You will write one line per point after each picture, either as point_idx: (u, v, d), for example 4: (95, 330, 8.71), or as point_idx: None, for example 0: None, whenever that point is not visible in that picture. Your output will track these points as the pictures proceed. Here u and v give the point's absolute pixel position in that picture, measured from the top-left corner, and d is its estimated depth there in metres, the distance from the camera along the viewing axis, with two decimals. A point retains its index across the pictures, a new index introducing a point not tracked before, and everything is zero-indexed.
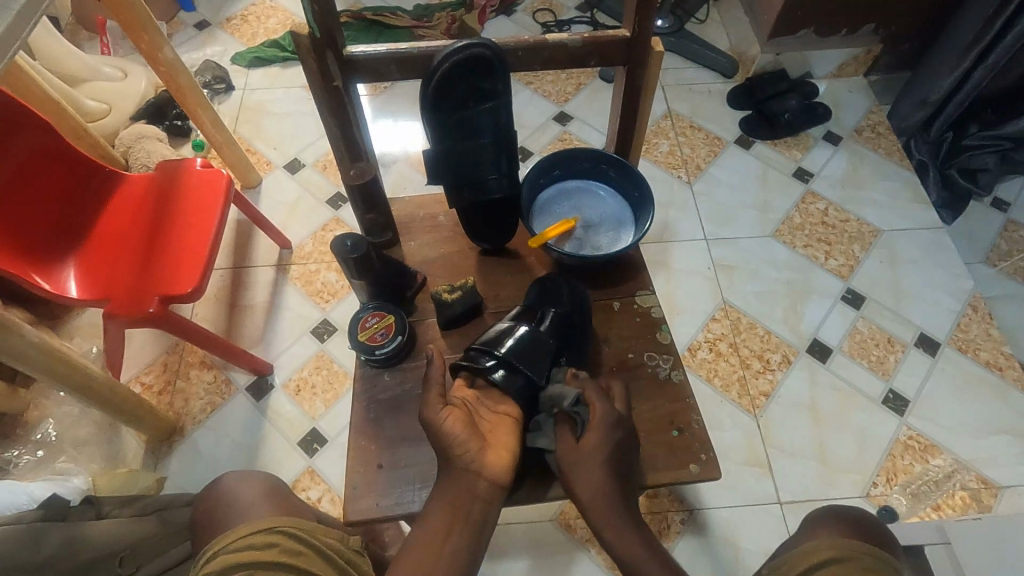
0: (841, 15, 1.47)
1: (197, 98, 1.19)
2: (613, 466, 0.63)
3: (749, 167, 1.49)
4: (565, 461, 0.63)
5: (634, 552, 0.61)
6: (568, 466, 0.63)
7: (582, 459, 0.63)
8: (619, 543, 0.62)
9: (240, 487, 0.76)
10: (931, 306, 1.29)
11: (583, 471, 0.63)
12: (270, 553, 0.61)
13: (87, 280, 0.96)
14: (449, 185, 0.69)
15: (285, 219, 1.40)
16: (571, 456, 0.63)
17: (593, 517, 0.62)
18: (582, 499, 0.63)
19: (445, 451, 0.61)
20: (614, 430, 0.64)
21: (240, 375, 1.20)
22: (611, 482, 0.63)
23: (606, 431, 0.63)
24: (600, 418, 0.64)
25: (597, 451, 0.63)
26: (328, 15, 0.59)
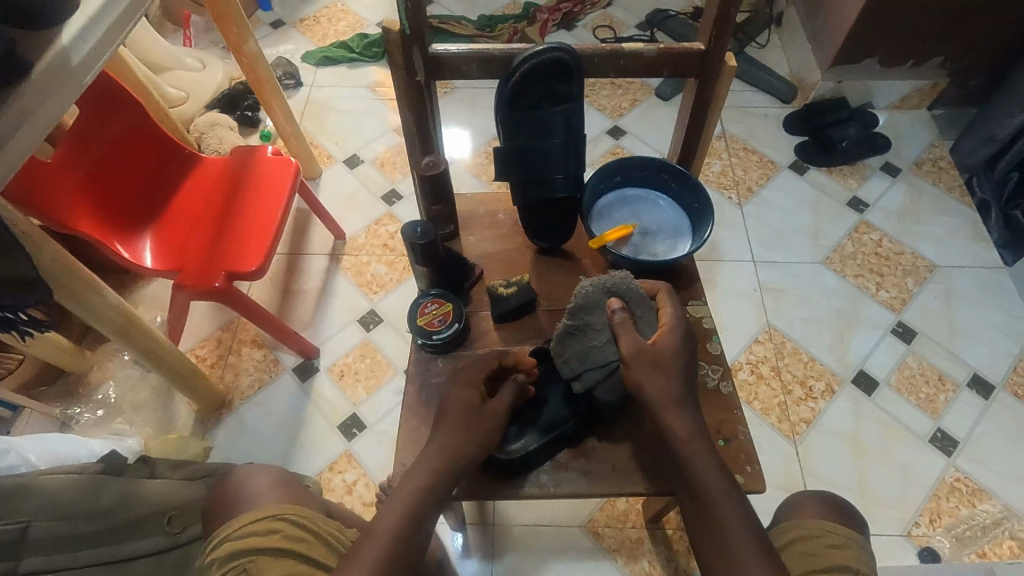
0: (909, 46, 1.45)
1: (272, 89, 1.24)
2: (684, 372, 0.64)
3: (802, 192, 1.48)
4: (638, 356, 0.64)
5: (703, 457, 0.61)
6: (641, 365, 0.64)
7: (657, 361, 0.64)
8: (689, 444, 0.61)
9: (252, 476, 0.73)
10: (986, 346, 1.25)
11: (655, 372, 0.63)
12: (274, 539, 0.62)
13: (160, 252, 1.02)
14: (516, 182, 0.71)
15: (342, 210, 1.45)
16: (642, 353, 0.64)
17: (667, 414, 0.62)
18: (652, 401, 0.63)
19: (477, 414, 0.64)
20: (684, 335, 0.66)
21: (289, 355, 1.25)
22: (681, 391, 0.63)
23: (677, 332, 0.66)
24: (671, 321, 0.67)
25: (670, 357, 0.64)
26: (419, 12, 0.62)
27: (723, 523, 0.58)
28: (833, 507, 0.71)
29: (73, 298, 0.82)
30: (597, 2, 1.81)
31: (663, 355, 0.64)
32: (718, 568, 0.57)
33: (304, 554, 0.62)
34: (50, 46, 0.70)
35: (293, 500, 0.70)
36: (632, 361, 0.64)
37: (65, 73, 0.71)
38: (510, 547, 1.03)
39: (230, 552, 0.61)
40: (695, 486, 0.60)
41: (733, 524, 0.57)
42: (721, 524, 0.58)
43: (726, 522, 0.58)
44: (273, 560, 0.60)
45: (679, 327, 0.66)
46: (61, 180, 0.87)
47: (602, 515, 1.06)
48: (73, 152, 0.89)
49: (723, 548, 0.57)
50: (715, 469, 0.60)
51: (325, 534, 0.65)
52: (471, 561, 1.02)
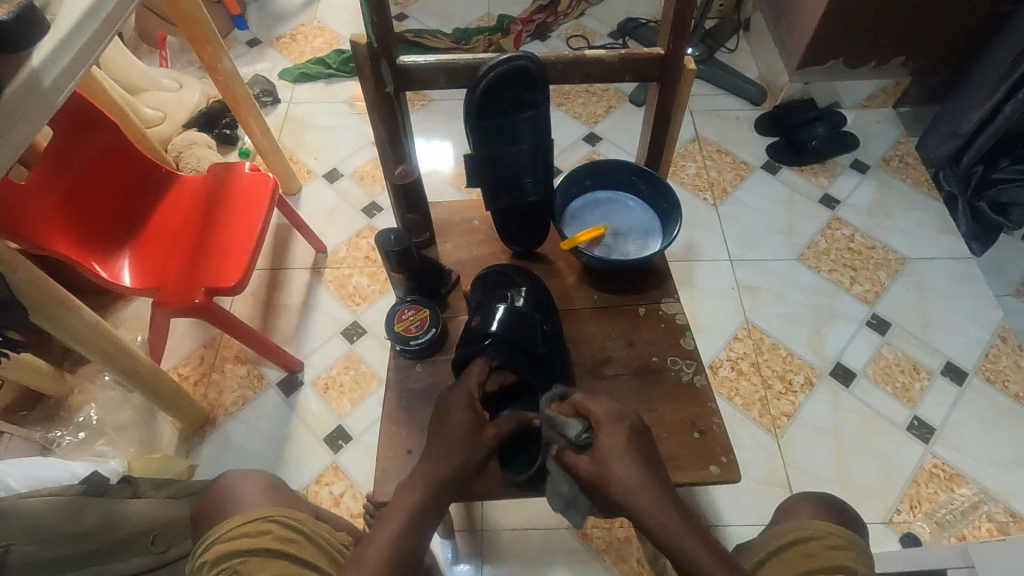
0: (870, 47, 1.50)
1: (249, 106, 1.25)
2: (634, 457, 0.60)
3: (775, 192, 1.51)
4: (587, 473, 0.60)
5: (683, 534, 0.56)
6: (590, 475, 0.60)
7: (601, 462, 0.60)
8: (663, 529, 0.57)
9: (239, 484, 0.73)
10: (957, 335, 1.28)
11: (602, 464, 0.59)
12: (264, 540, 0.62)
13: (139, 270, 1.02)
14: (488, 189, 0.73)
15: (322, 224, 1.46)
16: (592, 470, 0.60)
17: (633, 508, 0.58)
18: (612, 492, 0.59)
19: (443, 432, 0.63)
20: (618, 425, 0.61)
21: (272, 370, 1.24)
22: (638, 474, 0.59)
23: (614, 428, 0.61)
24: (602, 416, 0.62)
25: (609, 450, 0.60)
26: (385, 26, 0.64)
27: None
28: (829, 510, 0.73)
29: (50, 318, 0.82)
30: (569, 13, 1.85)
31: (611, 452, 0.60)
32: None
33: (294, 555, 0.62)
34: (20, 70, 0.70)
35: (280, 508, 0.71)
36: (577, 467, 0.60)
37: (36, 95, 0.71)
38: (498, 551, 1.04)
39: (224, 551, 0.62)
40: (683, 565, 0.56)
41: None
42: None
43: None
44: (263, 561, 0.61)
45: (611, 421, 0.62)
46: (36, 201, 0.87)
47: (590, 515, 1.06)
48: (48, 173, 0.89)
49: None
50: (697, 544, 0.56)
51: (314, 534, 0.66)
52: (460, 567, 1.02)
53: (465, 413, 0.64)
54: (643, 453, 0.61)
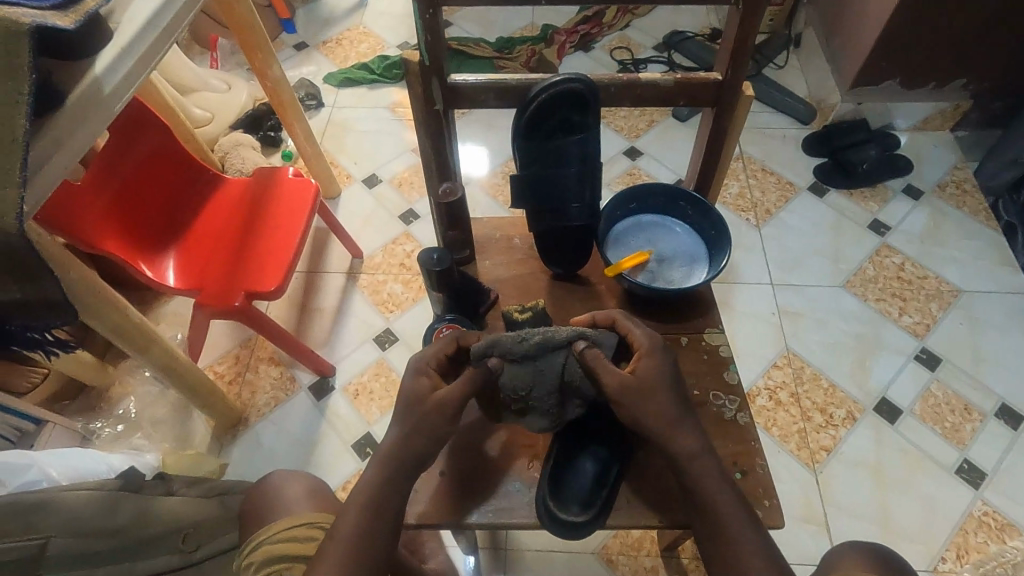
0: (929, 69, 1.45)
1: (294, 112, 1.25)
2: (675, 393, 0.63)
3: (822, 214, 1.46)
4: (625, 393, 0.61)
5: (710, 473, 0.60)
6: (631, 400, 0.61)
7: (644, 391, 0.62)
8: (695, 463, 0.61)
9: (288, 483, 0.73)
10: (1013, 375, 1.21)
11: (650, 396, 0.61)
12: (312, 547, 0.63)
13: (183, 270, 1.04)
14: (532, 210, 0.72)
15: (359, 229, 1.47)
16: (633, 390, 0.61)
17: (672, 439, 0.61)
18: (653, 429, 0.61)
19: (424, 430, 0.61)
20: (664, 353, 0.65)
21: (304, 374, 1.26)
22: (677, 410, 0.62)
23: (654, 356, 0.64)
24: (645, 343, 0.65)
25: (659, 382, 0.62)
26: (438, 45, 0.63)
27: (732, 545, 0.58)
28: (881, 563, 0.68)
29: (98, 318, 0.83)
30: (614, 24, 1.84)
31: (651, 380, 0.62)
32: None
33: None
34: (83, 77, 0.72)
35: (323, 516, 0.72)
36: (622, 400, 0.61)
37: (98, 104, 0.73)
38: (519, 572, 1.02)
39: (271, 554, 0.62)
40: (700, 503, 0.60)
41: (746, 546, 0.57)
42: (731, 550, 0.57)
43: (734, 537, 0.58)
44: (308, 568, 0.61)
45: (657, 348, 0.65)
46: (90, 202, 0.90)
47: (616, 542, 1.04)
48: (103, 174, 0.92)
49: (732, 561, 0.57)
50: (724, 490, 0.60)
51: None
52: None
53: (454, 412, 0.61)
54: (680, 395, 0.63)
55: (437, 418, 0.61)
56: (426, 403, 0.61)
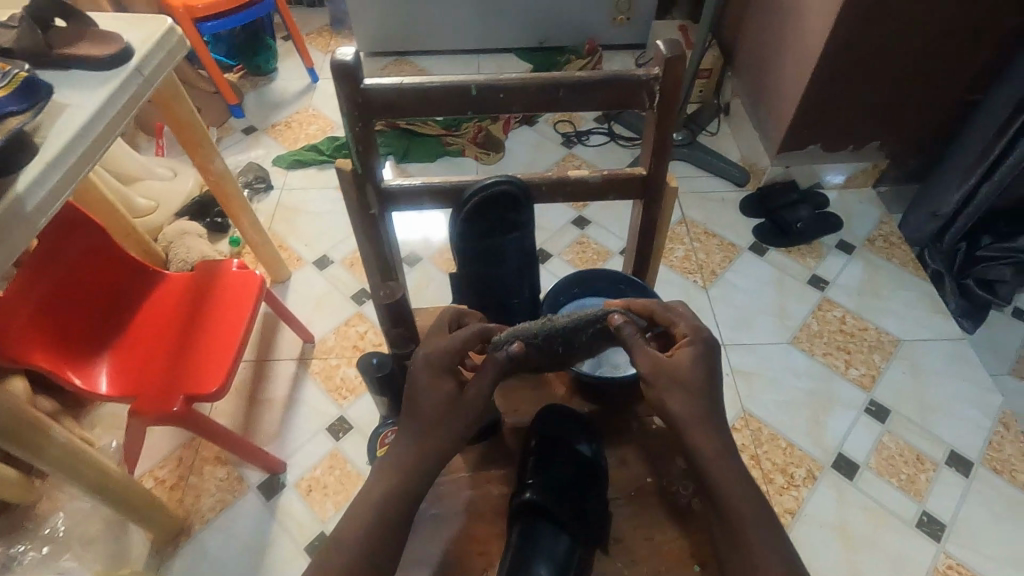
0: (847, 134, 1.56)
1: (239, 202, 1.24)
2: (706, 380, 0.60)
3: (764, 273, 1.52)
4: (654, 375, 0.59)
5: (729, 472, 0.57)
6: (658, 381, 0.59)
7: (675, 377, 0.59)
8: (718, 463, 0.57)
9: None
10: (959, 421, 1.25)
11: (678, 386, 0.59)
12: None
13: (117, 375, 0.98)
14: (476, 305, 0.74)
15: (311, 313, 1.44)
16: (661, 370, 0.59)
17: (692, 433, 0.58)
18: (681, 418, 0.58)
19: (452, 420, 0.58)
20: (708, 346, 0.61)
21: (253, 472, 1.19)
22: (710, 403, 0.59)
23: (696, 350, 0.60)
24: (692, 333, 0.61)
25: (692, 376, 0.59)
26: (370, 154, 0.64)
27: (746, 548, 0.54)
28: None
29: (18, 440, 0.78)
30: None
31: (684, 366, 0.59)
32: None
33: None
34: (5, 196, 0.71)
35: None
36: (650, 380, 0.59)
37: (19, 222, 0.71)
38: None
39: None
40: (718, 502, 0.56)
41: (764, 552, 0.54)
42: (750, 551, 0.54)
43: (748, 540, 0.54)
44: None
45: (703, 338, 0.61)
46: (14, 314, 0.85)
47: None
48: (29, 283, 0.88)
49: (749, 563, 0.54)
50: (744, 492, 0.56)
51: None
52: None
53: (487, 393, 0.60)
54: (711, 385, 0.60)
55: (464, 412, 0.58)
56: (455, 395, 0.58)
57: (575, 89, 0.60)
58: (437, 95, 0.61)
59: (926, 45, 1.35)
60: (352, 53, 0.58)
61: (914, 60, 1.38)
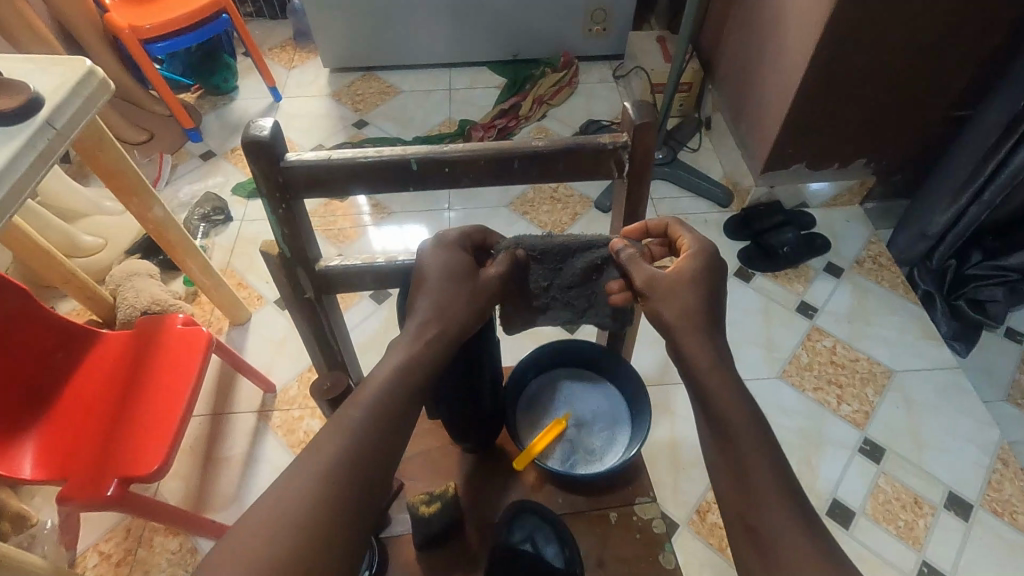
0: (832, 152, 1.50)
1: (186, 247, 1.15)
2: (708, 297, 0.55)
3: (751, 301, 1.45)
4: (650, 287, 0.55)
5: (726, 389, 0.51)
6: (654, 293, 0.55)
7: (674, 287, 0.55)
8: (710, 373, 0.52)
9: None
10: (956, 459, 1.20)
11: (677, 295, 0.54)
12: None
13: (44, 458, 0.88)
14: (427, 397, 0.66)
15: (272, 359, 1.35)
16: (660, 284, 0.55)
17: (684, 343, 0.53)
18: (671, 323, 0.54)
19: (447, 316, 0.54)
20: (711, 258, 0.56)
21: (208, 542, 1.10)
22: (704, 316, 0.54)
23: (698, 256, 0.56)
24: (693, 244, 0.57)
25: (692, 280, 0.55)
26: (299, 236, 0.56)
27: (748, 471, 0.48)
28: None
29: None
30: (531, 116, 1.86)
31: (685, 275, 0.55)
32: (749, 530, 0.46)
33: None
34: None
35: None
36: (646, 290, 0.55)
37: None
38: None
39: None
40: (712, 413, 0.51)
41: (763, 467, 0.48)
42: (748, 462, 0.48)
43: (753, 468, 0.47)
44: None
45: (708, 253, 0.56)
46: None
47: None
48: None
49: (744, 471, 0.48)
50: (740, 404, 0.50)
51: None
52: None
53: (483, 298, 0.56)
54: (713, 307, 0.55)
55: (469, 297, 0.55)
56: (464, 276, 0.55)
57: (530, 161, 0.53)
58: (371, 171, 0.52)
59: (913, 62, 1.29)
60: (269, 125, 0.49)
61: (901, 76, 1.32)
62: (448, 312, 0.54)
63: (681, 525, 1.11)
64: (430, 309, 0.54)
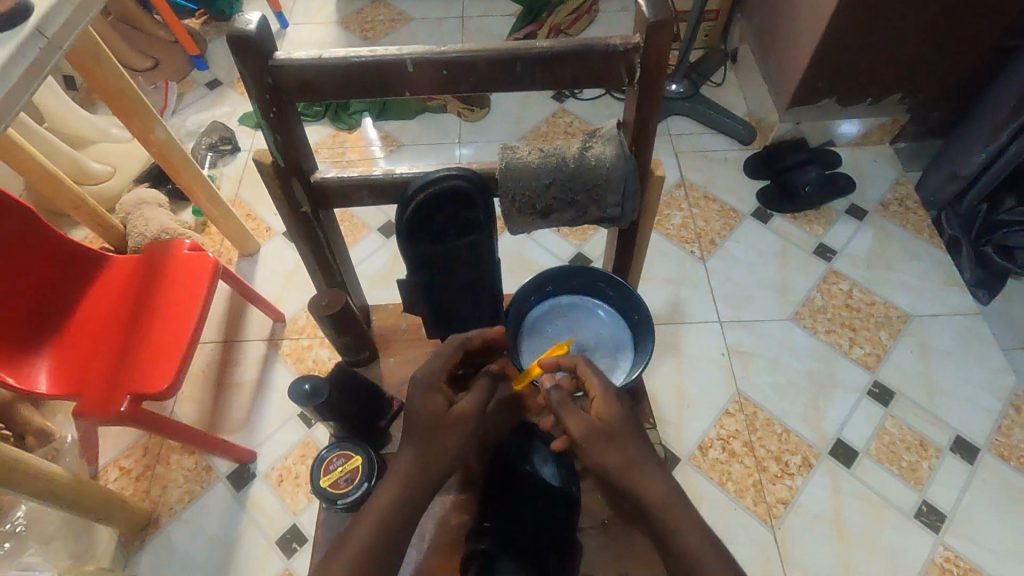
0: (865, 85, 1.41)
1: (191, 174, 1.14)
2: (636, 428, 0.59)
3: (767, 243, 1.41)
4: (587, 439, 0.57)
5: (681, 513, 0.55)
6: (592, 444, 0.57)
7: (609, 433, 0.58)
8: (664, 508, 0.55)
9: None
10: (966, 405, 1.18)
11: (614, 446, 0.57)
12: None
13: (58, 374, 0.91)
14: (429, 318, 0.65)
15: (281, 290, 1.35)
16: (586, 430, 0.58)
17: (633, 480, 0.56)
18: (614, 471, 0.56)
19: (439, 447, 0.56)
20: (623, 401, 0.60)
21: (222, 462, 1.14)
22: (642, 448, 0.58)
23: (615, 402, 0.59)
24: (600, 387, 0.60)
25: (620, 425, 0.58)
26: (293, 144, 0.54)
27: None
28: None
29: None
30: None
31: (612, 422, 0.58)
32: None
33: None
34: None
35: None
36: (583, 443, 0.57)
37: None
38: None
39: None
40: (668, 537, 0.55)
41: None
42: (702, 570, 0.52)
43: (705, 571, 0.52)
44: None
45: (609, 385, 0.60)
46: None
47: None
48: None
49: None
50: (692, 523, 0.54)
51: None
52: None
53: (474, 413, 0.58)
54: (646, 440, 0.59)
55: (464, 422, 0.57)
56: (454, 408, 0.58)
57: (535, 62, 0.50)
58: (366, 72, 0.49)
59: None
60: (256, 20, 0.46)
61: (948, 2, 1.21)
62: (442, 441, 0.56)
63: (683, 460, 1.12)
64: (428, 442, 0.56)
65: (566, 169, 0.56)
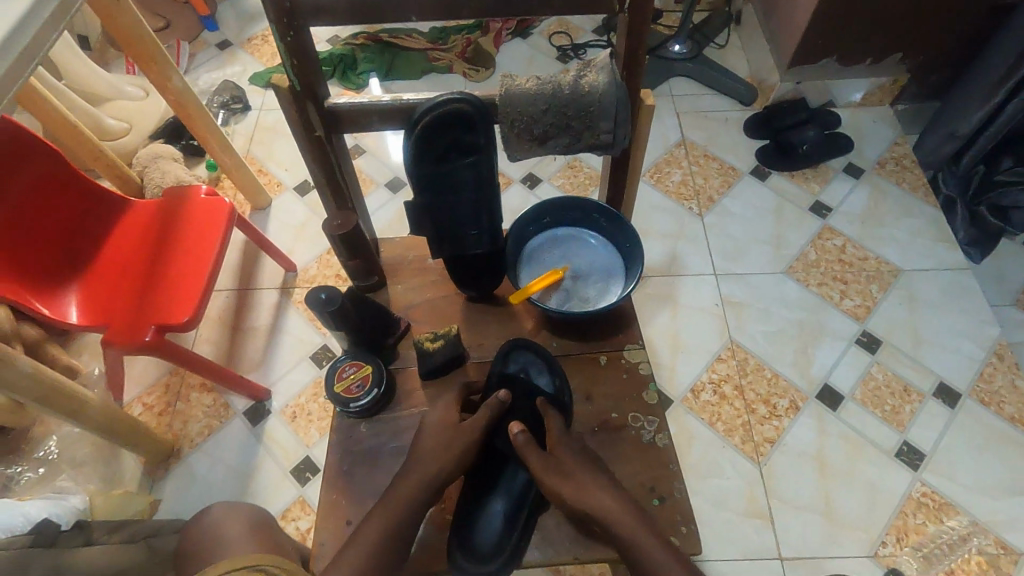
0: (864, 44, 1.42)
1: (206, 124, 1.18)
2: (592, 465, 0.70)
3: (764, 200, 1.44)
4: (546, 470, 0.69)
5: (637, 528, 0.65)
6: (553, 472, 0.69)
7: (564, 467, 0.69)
8: (626, 529, 0.65)
9: (227, 522, 0.81)
10: (951, 353, 1.22)
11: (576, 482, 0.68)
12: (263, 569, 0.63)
13: (86, 307, 0.96)
14: (431, 238, 0.71)
15: (292, 241, 1.41)
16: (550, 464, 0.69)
17: (591, 497, 0.67)
18: (576, 499, 0.67)
19: (438, 458, 0.70)
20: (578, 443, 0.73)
21: (239, 399, 1.21)
22: (598, 478, 0.69)
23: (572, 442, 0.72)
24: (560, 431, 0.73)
25: (574, 469, 0.69)
26: (308, 67, 0.59)
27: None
28: None
29: None
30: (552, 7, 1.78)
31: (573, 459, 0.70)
32: None
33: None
34: None
35: (271, 545, 0.79)
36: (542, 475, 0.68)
37: None
38: None
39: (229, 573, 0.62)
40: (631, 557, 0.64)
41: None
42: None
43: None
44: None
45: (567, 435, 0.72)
46: None
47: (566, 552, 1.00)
48: None
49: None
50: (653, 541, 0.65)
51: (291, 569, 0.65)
52: None
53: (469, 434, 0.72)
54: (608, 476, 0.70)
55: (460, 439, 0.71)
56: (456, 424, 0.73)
57: None
58: None
59: None
60: None
61: None
62: (440, 459, 0.70)
63: (676, 401, 1.18)
64: (430, 461, 0.70)
65: (561, 93, 0.61)
